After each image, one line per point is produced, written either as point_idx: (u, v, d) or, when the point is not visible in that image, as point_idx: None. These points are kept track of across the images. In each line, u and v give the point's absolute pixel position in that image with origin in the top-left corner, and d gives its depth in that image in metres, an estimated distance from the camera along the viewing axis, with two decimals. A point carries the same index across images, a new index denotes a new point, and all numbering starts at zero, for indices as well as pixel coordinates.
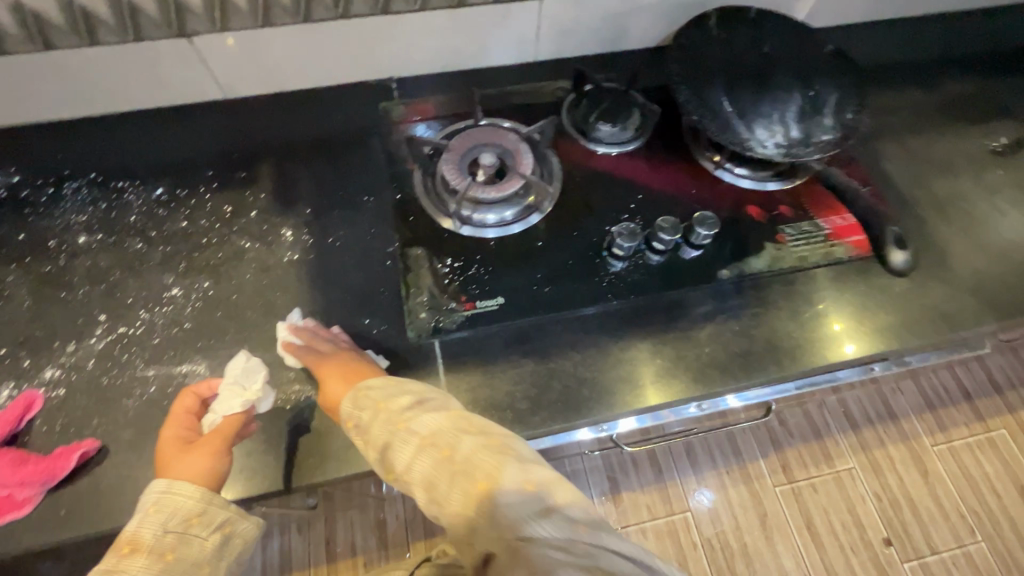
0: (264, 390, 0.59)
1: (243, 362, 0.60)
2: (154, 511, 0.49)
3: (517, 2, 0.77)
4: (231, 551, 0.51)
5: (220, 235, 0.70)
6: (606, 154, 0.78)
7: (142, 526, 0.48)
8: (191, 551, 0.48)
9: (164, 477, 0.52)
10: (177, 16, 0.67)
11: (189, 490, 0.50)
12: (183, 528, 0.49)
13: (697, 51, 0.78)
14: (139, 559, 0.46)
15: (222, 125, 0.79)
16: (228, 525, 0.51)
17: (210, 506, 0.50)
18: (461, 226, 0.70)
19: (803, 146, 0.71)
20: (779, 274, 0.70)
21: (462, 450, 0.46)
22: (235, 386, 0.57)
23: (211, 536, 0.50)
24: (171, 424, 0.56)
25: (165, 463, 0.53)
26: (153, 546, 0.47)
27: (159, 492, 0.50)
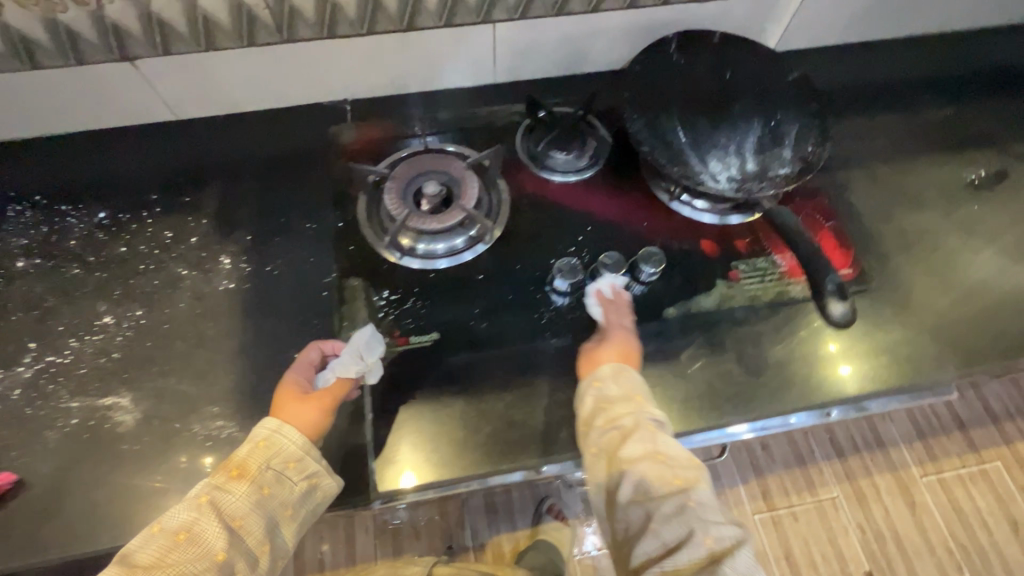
0: (377, 363, 0.62)
1: (368, 334, 0.62)
2: (264, 446, 0.54)
3: (468, 25, 0.75)
4: (311, 501, 0.55)
5: (157, 261, 0.69)
6: (558, 183, 0.76)
7: (253, 456, 0.53)
8: (283, 491, 0.53)
9: (276, 415, 0.57)
10: (117, 40, 0.67)
11: (295, 436, 0.55)
12: (283, 469, 0.54)
13: (653, 77, 0.75)
14: (241, 486, 0.52)
15: (171, 146, 0.78)
16: (314, 478, 0.55)
17: (307, 456, 0.55)
18: (400, 257, 0.69)
19: (758, 180, 0.68)
20: (731, 313, 0.68)
21: (672, 453, 0.53)
22: (355, 353, 0.61)
23: (300, 483, 0.54)
24: (294, 368, 0.61)
25: (281, 403, 0.58)
26: (255, 477, 0.52)
27: (271, 429, 0.55)
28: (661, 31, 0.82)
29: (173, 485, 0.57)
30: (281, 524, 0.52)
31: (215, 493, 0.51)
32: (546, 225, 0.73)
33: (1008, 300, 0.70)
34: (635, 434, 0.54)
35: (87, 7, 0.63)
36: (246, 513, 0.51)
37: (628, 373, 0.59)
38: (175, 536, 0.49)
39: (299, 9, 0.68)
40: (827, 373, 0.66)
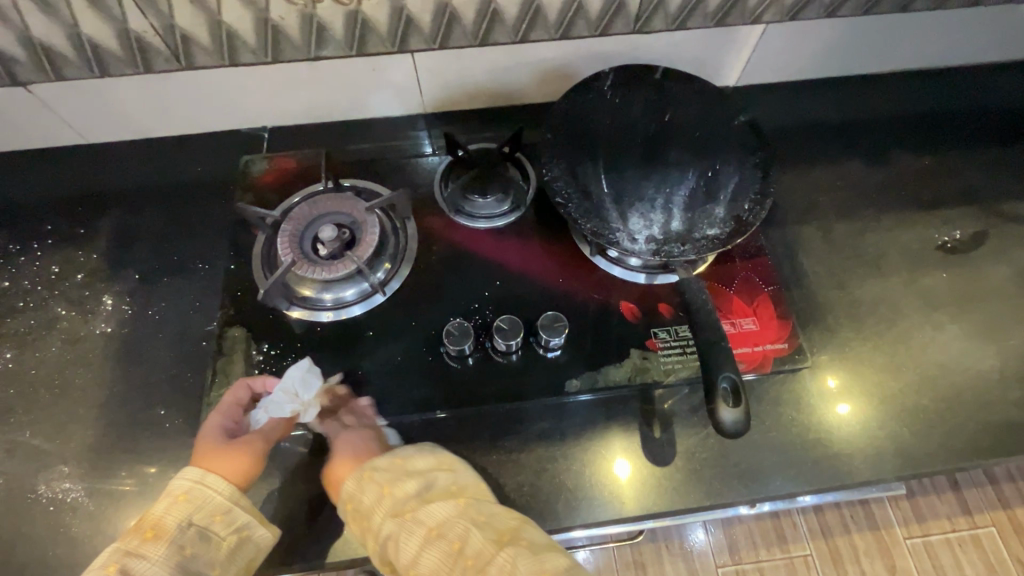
0: (315, 400, 0.58)
1: (304, 369, 0.59)
2: (184, 500, 0.49)
3: (384, 55, 0.69)
4: (243, 555, 0.50)
5: (38, 299, 0.66)
6: (473, 230, 0.70)
7: (171, 513, 0.48)
8: (207, 550, 0.48)
9: (198, 464, 0.52)
10: (3, 65, 0.63)
11: (221, 487, 0.50)
12: (206, 523, 0.49)
13: (581, 118, 0.69)
14: (158, 548, 0.46)
15: (76, 173, 0.75)
16: (245, 530, 0.50)
17: (236, 507, 0.51)
18: (290, 305, 0.65)
19: (681, 242, 0.61)
20: (643, 388, 0.61)
21: (469, 538, 0.45)
22: (289, 391, 0.57)
23: (227, 538, 0.49)
24: (219, 412, 0.57)
25: (204, 452, 0.54)
26: (174, 537, 0.47)
27: (193, 481, 0.50)
28: (604, 63, 0.75)
29: (11, 553, 0.54)
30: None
31: (126, 560, 0.45)
32: (452, 277, 0.67)
33: (963, 390, 0.62)
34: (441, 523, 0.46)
35: None
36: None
37: (389, 453, 0.53)
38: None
39: (193, 36, 0.64)
40: (742, 466, 0.58)
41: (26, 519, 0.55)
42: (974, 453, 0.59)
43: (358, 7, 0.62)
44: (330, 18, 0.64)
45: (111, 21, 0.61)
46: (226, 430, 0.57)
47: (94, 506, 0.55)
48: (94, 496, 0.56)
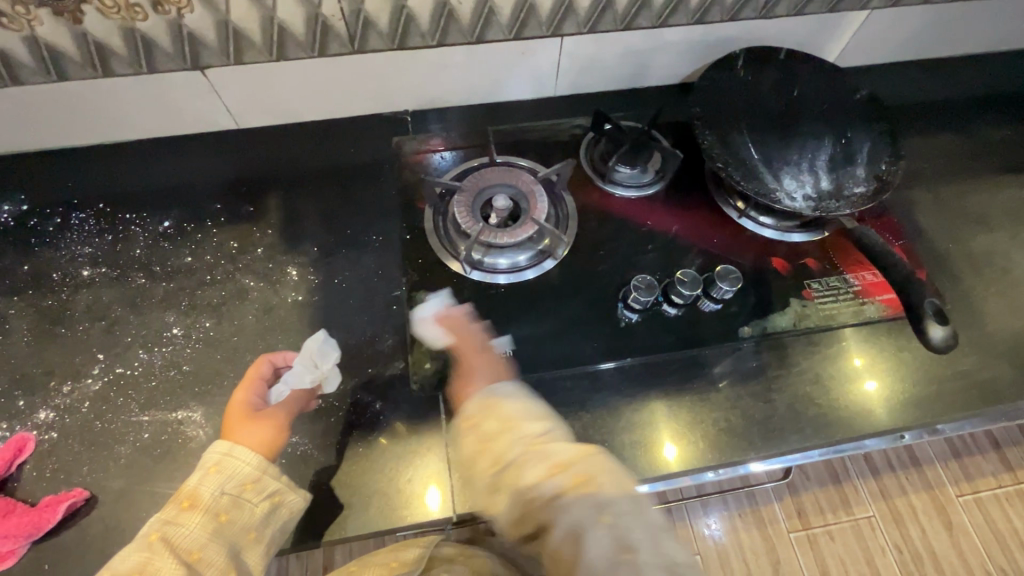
0: (332, 370, 0.61)
1: (320, 342, 0.62)
2: (213, 471, 0.50)
3: (537, 39, 0.74)
4: (278, 519, 0.52)
5: (224, 272, 0.68)
6: (625, 198, 0.76)
7: (203, 484, 0.49)
8: (242, 516, 0.49)
9: (224, 439, 0.53)
10: (191, 49, 0.66)
11: (249, 456, 0.51)
12: (238, 492, 0.50)
13: (721, 92, 0.75)
14: (196, 516, 0.48)
15: (233, 155, 0.78)
16: (277, 496, 0.51)
17: (266, 475, 0.51)
18: (470, 270, 0.68)
19: (834, 199, 0.68)
20: (806, 332, 0.67)
21: (561, 453, 0.49)
22: (308, 362, 0.60)
23: (261, 504, 0.50)
24: (244, 387, 0.57)
25: (230, 426, 0.54)
26: (209, 505, 0.48)
27: (221, 453, 0.51)
28: (727, 46, 0.82)
29: None
30: (245, 550, 0.49)
31: (167, 528, 0.47)
32: (614, 241, 0.72)
33: None
34: (518, 444, 0.50)
35: (167, 15, 0.62)
36: (204, 545, 0.47)
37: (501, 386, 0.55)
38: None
39: (374, 20, 0.68)
40: (902, 396, 0.65)
41: None
42: None
43: None
44: (502, 3, 0.69)
45: (307, 5, 0.65)
46: (250, 403, 0.57)
47: (325, 459, 0.59)
48: (325, 448, 0.59)
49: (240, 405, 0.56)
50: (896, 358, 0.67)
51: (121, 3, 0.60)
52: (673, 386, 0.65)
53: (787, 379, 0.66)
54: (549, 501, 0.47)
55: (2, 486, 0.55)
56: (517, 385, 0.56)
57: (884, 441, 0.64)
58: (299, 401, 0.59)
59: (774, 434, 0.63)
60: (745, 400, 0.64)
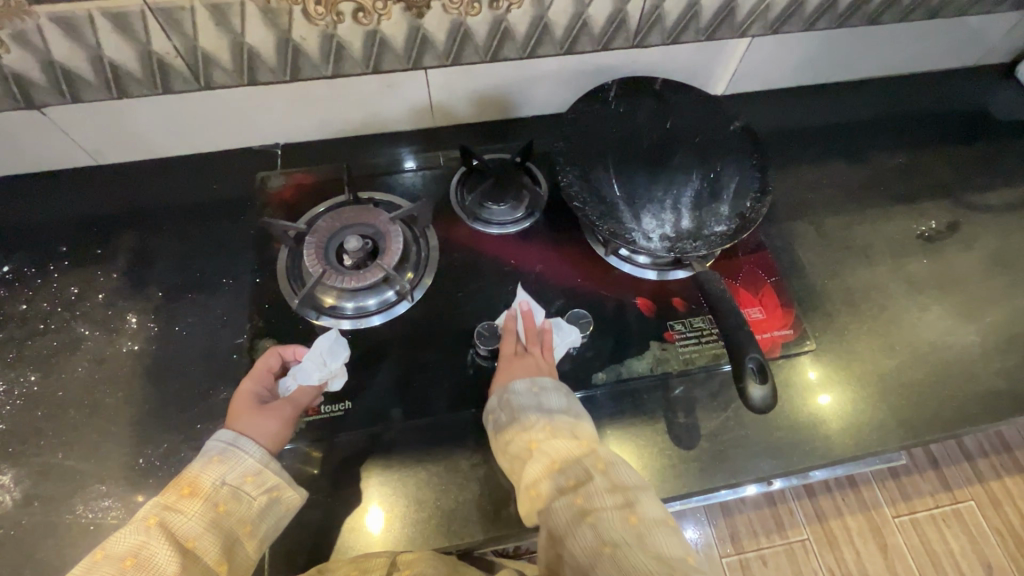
0: (340, 369, 0.61)
1: (331, 340, 0.61)
2: (218, 461, 0.50)
3: (398, 72, 0.72)
4: (273, 515, 0.51)
5: (59, 320, 0.65)
6: (491, 235, 0.73)
7: (206, 473, 0.49)
8: (241, 508, 0.49)
9: (229, 427, 0.54)
10: (19, 88, 0.64)
11: (252, 449, 0.52)
12: (239, 484, 0.50)
13: (589, 125, 0.73)
14: (196, 504, 0.47)
15: (88, 194, 0.75)
16: (275, 491, 0.51)
17: (266, 469, 0.52)
18: (317, 316, 0.66)
19: (692, 239, 0.65)
20: (664, 378, 0.64)
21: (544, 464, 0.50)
22: (318, 359, 0.59)
23: (258, 498, 0.50)
24: (253, 377, 0.59)
25: (236, 414, 0.55)
26: (209, 494, 0.48)
27: (226, 443, 0.52)
28: (606, 75, 0.80)
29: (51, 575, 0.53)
30: (239, 542, 0.48)
31: (166, 514, 0.47)
32: (475, 281, 0.70)
33: (951, 363, 0.69)
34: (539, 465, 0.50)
35: None
36: (200, 533, 0.46)
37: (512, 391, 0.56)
38: (120, 563, 0.44)
39: (215, 57, 0.65)
40: (760, 444, 0.62)
41: (64, 543, 0.54)
42: (964, 420, 0.65)
43: (378, 26, 0.66)
44: (350, 38, 0.66)
45: (136, 43, 0.62)
46: (258, 395, 0.58)
47: None
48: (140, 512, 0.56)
49: (247, 391, 0.58)
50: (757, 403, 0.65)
51: None
52: None
53: (641, 428, 0.63)
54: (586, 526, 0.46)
55: None
56: (535, 383, 0.56)
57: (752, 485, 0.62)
58: (305, 397, 0.59)
59: None
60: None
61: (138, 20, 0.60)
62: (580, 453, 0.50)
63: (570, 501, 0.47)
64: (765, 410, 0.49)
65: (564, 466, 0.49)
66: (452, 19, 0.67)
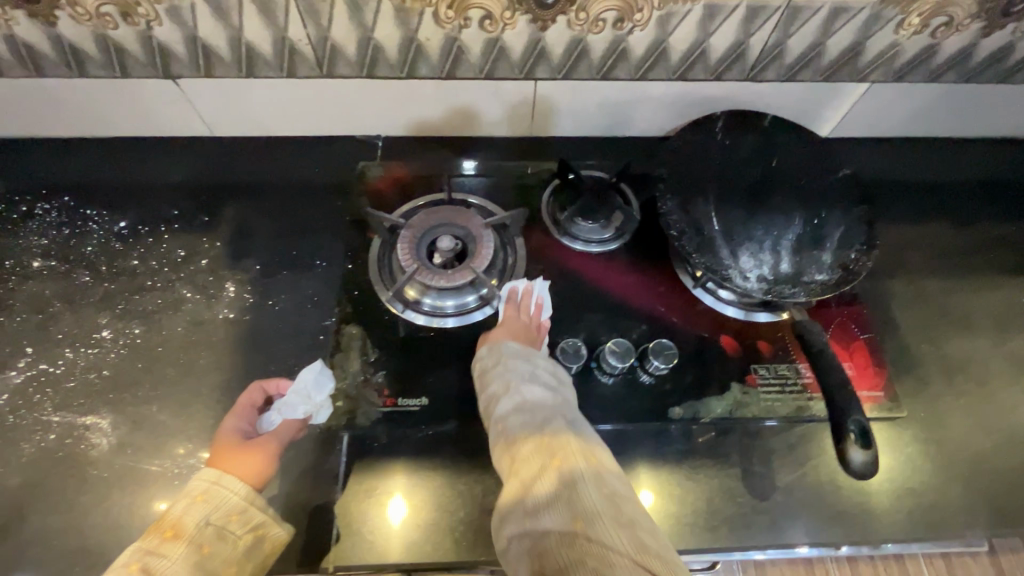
0: (326, 402, 0.61)
1: (316, 372, 0.61)
2: (201, 501, 0.51)
3: (508, 80, 0.73)
4: (259, 553, 0.52)
5: (165, 280, 0.69)
6: (578, 251, 0.73)
7: (189, 513, 0.50)
8: (225, 548, 0.50)
9: (213, 466, 0.54)
10: (161, 58, 0.68)
11: (238, 487, 0.52)
12: (223, 523, 0.51)
13: (692, 155, 0.72)
14: (178, 547, 0.48)
15: (201, 162, 0.79)
16: (260, 528, 0.53)
17: (251, 507, 0.52)
18: (403, 309, 0.67)
19: (791, 284, 0.63)
20: (742, 422, 0.63)
21: (538, 414, 0.51)
22: (302, 394, 0.60)
23: (244, 536, 0.51)
24: (236, 415, 0.59)
25: (220, 456, 0.55)
26: (194, 535, 0.49)
27: (210, 482, 0.52)
28: (713, 105, 0.78)
29: (138, 519, 0.56)
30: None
31: (149, 558, 0.47)
32: (558, 297, 0.70)
33: None
34: (515, 415, 0.51)
35: (136, 26, 0.64)
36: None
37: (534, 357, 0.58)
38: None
39: (341, 48, 0.68)
40: (833, 507, 0.61)
41: (152, 491, 0.57)
42: None
43: (501, 35, 0.67)
44: (471, 43, 0.68)
45: (273, 28, 0.65)
46: (242, 432, 0.59)
47: None
48: None
49: (228, 430, 0.58)
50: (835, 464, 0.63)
51: (91, 12, 0.62)
52: None
53: (711, 470, 0.62)
54: (552, 468, 0.45)
55: None
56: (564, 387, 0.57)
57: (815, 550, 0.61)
58: (290, 431, 0.59)
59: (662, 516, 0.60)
60: (661, 492, 0.61)
61: (281, 8, 0.63)
62: (562, 433, 0.48)
63: (600, 488, 0.43)
64: (864, 477, 0.47)
65: (547, 465, 0.45)
66: (573, 35, 0.67)
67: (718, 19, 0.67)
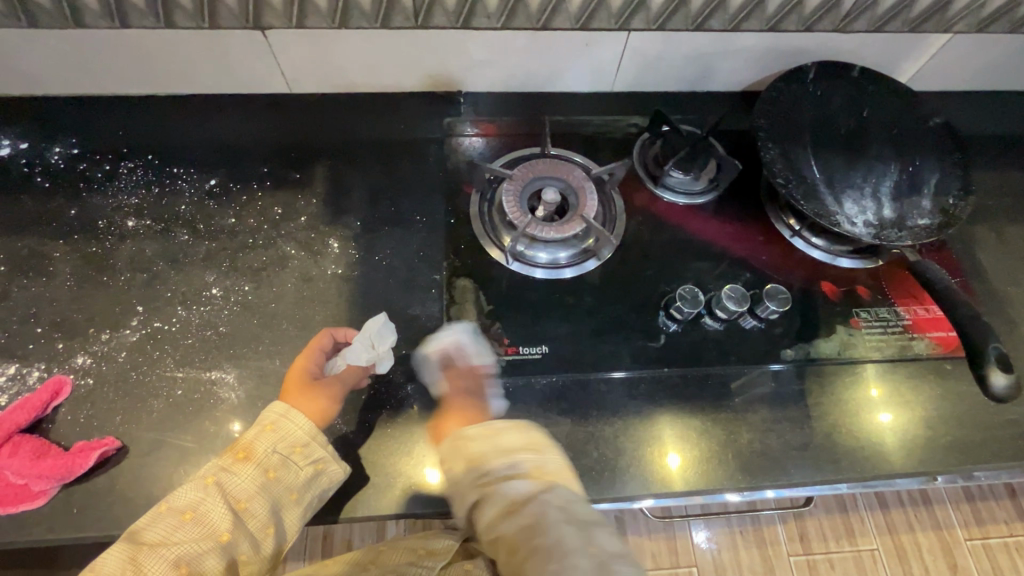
0: (388, 351, 0.59)
1: (381, 321, 0.59)
2: (271, 429, 0.53)
3: (604, 31, 0.72)
4: (317, 486, 0.53)
5: (267, 237, 0.67)
6: (672, 203, 0.74)
7: (260, 439, 0.52)
8: (288, 476, 0.52)
9: (281, 400, 0.55)
10: (255, 7, 0.65)
11: (303, 421, 0.53)
12: (289, 453, 0.52)
13: (788, 104, 0.72)
14: (248, 468, 0.51)
15: (282, 119, 0.77)
16: (320, 463, 0.53)
17: (313, 442, 0.53)
18: (511, 260, 0.67)
19: (895, 228, 0.65)
20: (850, 362, 0.65)
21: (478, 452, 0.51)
22: (366, 341, 0.58)
23: (305, 468, 0.52)
24: (304, 355, 0.58)
25: (288, 390, 0.56)
26: (262, 460, 0.51)
27: (279, 414, 0.53)
28: (798, 58, 0.79)
29: None
30: (285, 509, 0.51)
31: (223, 475, 0.50)
32: (661, 248, 0.71)
33: None
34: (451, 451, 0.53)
35: None
36: (251, 496, 0.50)
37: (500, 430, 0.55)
38: (181, 515, 0.48)
39: None
40: (945, 441, 0.63)
41: None
42: None
43: None
44: None
45: None
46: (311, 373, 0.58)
47: (355, 436, 0.59)
48: (354, 426, 0.59)
49: (302, 369, 0.57)
50: (945, 400, 0.65)
51: None
52: (710, 401, 0.63)
53: (825, 408, 0.64)
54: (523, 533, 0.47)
55: (35, 427, 0.56)
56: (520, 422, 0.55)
57: (822, 488, 0.61)
58: (356, 375, 0.59)
59: (749, 455, 0.61)
60: (753, 431, 0.62)
61: None
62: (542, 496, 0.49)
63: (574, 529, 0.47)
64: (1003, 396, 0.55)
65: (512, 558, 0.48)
66: None
67: None
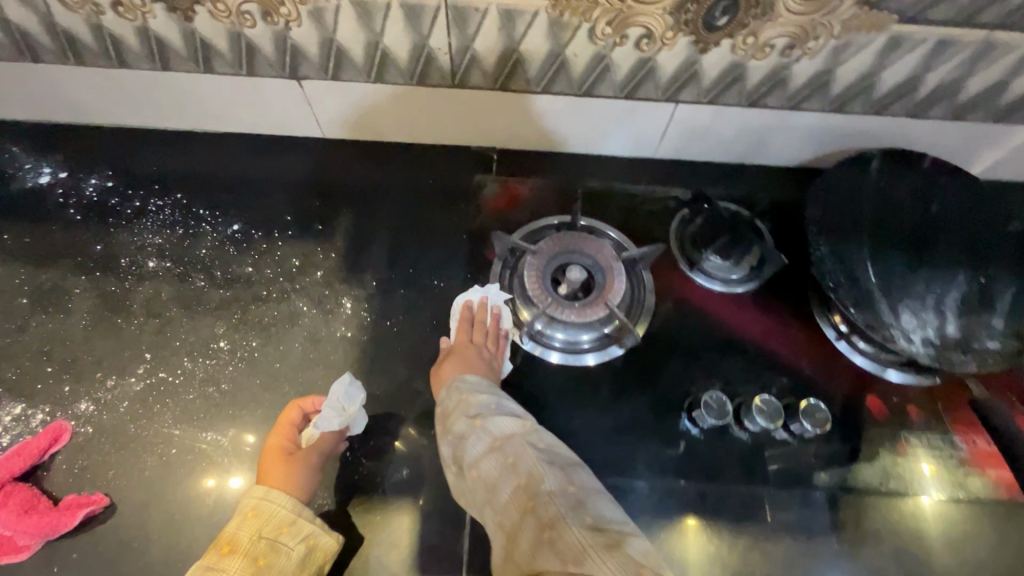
0: (359, 411, 0.58)
1: (347, 383, 0.58)
2: (252, 517, 0.52)
3: (650, 100, 0.67)
4: (312, 565, 0.51)
5: (280, 291, 0.66)
6: (706, 289, 0.68)
7: (242, 529, 0.51)
8: (280, 559, 0.50)
9: (260, 482, 0.54)
10: (292, 59, 0.64)
11: (284, 500, 0.52)
12: (275, 536, 0.51)
13: (845, 195, 0.66)
14: (235, 560, 0.49)
15: (311, 164, 0.75)
16: (311, 538, 0.52)
17: (299, 519, 0.52)
18: (525, 339, 0.64)
19: (958, 350, 0.58)
20: (892, 493, 0.59)
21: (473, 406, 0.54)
22: (335, 406, 0.56)
23: (297, 547, 0.51)
24: (278, 432, 0.57)
25: (264, 470, 0.55)
26: (249, 550, 0.50)
27: (258, 498, 0.53)
28: (863, 140, 0.72)
29: None
30: None
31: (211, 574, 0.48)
32: (690, 340, 0.65)
33: None
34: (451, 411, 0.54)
35: (275, 26, 0.60)
36: None
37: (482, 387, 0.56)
38: None
39: (481, 59, 0.63)
40: None
41: None
42: None
43: (655, 56, 0.62)
44: (621, 62, 0.63)
45: (415, 35, 0.61)
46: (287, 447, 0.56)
47: (343, 518, 0.56)
48: (344, 507, 0.57)
49: (276, 445, 0.56)
50: (1004, 552, 0.57)
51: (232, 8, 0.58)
52: (728, 522, 0.57)
53: (860, 545, 0.57)
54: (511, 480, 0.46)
55: (31, 473, 0.56)
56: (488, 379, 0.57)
57: None
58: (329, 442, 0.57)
59: None
60: (774, 563, 0.56)
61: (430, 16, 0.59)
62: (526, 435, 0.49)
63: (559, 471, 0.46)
64: None
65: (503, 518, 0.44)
66: (734, 60, 0.62)
67: (900, 53, 0.60)
